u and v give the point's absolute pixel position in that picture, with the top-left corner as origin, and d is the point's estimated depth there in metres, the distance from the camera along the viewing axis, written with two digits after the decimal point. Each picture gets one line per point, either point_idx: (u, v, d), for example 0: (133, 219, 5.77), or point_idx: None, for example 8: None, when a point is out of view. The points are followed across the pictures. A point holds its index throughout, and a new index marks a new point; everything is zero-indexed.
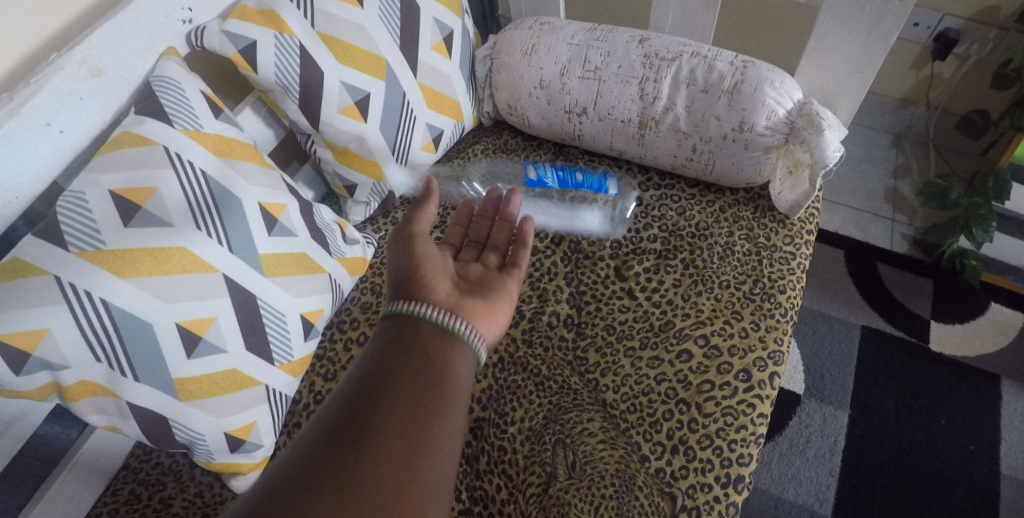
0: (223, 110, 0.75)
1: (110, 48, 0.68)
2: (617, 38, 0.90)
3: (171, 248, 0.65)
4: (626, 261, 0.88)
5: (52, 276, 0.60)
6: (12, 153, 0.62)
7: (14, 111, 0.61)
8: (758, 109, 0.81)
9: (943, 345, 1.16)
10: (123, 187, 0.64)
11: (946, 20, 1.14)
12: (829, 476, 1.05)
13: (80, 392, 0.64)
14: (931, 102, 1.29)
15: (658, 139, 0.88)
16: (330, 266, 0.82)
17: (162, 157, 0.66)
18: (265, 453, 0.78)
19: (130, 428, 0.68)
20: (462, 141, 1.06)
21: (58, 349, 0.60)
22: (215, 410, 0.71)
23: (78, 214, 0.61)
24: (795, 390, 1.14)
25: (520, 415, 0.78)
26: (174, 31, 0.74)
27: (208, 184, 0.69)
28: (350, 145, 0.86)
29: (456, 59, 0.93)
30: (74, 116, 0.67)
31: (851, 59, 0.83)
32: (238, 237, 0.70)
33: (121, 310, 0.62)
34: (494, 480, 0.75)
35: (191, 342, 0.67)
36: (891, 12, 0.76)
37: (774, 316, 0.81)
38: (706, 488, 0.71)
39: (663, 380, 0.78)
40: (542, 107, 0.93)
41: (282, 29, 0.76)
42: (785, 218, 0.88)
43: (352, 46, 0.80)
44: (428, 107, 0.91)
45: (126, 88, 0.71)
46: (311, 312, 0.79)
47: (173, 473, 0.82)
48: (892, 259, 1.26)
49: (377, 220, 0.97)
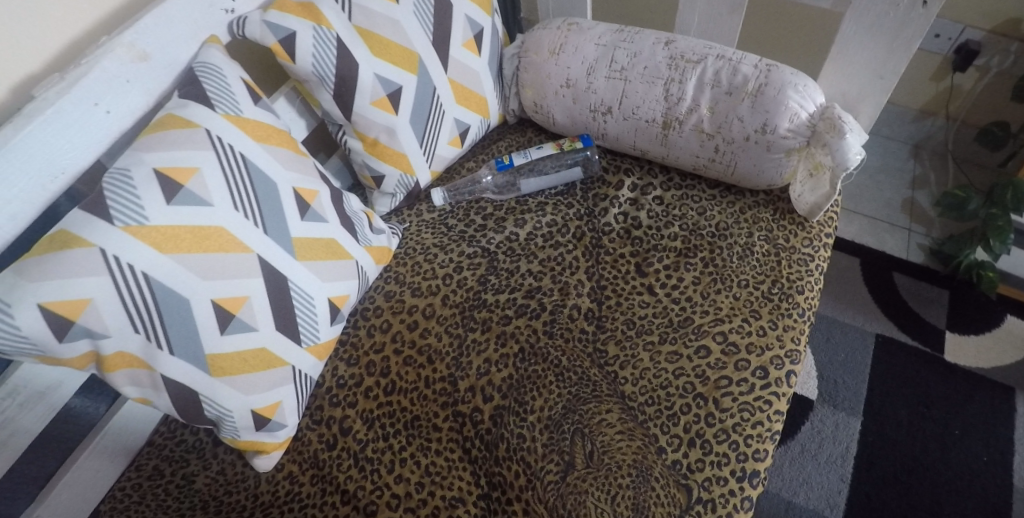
0: (261, 97, 0.77)
1: (157, 33, 0.70)
2: (643, 40, 0.92)
3: (210, 227, 0.67)
4: (646, 258, 0.90)
5: (97, 248, 0.62)
6: (62, 129, 0.65)
7: (65, 90, 0.64)
8: (781, 112, 0.82)
9: (958, 355, 1.16)
10: (166, 165, 0.66)
11: (968, 32, 1.15)
12: (841, 481, 1.05)
13: (117, 363, 0.66)
14: (951, 114, 1.30)
15: (681, 139, 0.90)
16: (358, 253, 0.84)
17: (203, 139, 0.68)
18: (288, 434, 0.80)
19: (162, 401, 0.70)
20: (487, 138, 1.08)
21: (100, 319, 0.62)
22: (243, 388, 0.73)
23: (123, 190, 0.63)
24: (807, 395, 1.14)
25: (540, 404, 0.79)
26: (217, 20, 0.77)
27: (246, 167, 0.71)
28: (380, 137, 0.88)
29: (484, 57, 0.95)
30: (121, 97, 0.69)
31: (874, 66, 0.85)
32: (273, 219, 0.73)
33: (160, 285, 0.65)
34: (513, 466, 0.77)
35: (224, 318, 0.69)
36: (915, 20, 0.78)
37: (791, 316, 0.82)
38: (722, 481, 0.72)
39: (681, 375, 0.79)
40: (568, 105, 0.96)
41: (321, 21, 0.78)
42: (804, 221, 0.89)
43: (387, 40, 0.82)
44: (456, 102, 0.93)
45: (170, 72, 0.73)
46: (338, 296, 0.81)
47: (197, 450, 0.84)
48: (909, 268, 1.27)
49: (402, 212, 0.99)
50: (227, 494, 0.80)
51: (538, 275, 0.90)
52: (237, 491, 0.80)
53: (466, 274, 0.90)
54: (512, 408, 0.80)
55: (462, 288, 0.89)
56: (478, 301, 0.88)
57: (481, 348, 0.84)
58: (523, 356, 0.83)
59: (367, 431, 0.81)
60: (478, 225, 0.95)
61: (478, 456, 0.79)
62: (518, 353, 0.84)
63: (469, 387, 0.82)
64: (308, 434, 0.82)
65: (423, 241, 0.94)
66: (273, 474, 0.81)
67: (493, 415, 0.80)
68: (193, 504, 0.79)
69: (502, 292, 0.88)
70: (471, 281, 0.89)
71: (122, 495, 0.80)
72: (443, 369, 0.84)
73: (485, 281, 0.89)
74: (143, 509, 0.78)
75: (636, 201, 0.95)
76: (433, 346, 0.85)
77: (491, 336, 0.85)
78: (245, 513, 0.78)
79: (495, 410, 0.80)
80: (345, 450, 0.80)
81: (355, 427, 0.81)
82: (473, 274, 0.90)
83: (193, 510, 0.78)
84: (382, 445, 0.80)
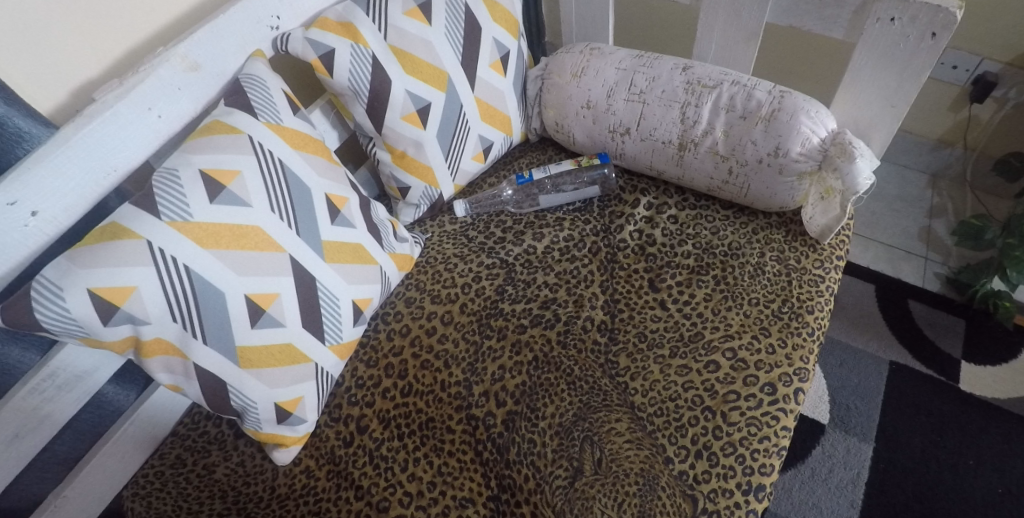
0: (299, 108, 0.83)
1: (208, 46, 0.76)
2: (662, 65, 0.96)
3: (248, 226, 0.72)
4: (660, 274, 0.93)
5: (144, 240, 0.67)
6: (118, 130, 0.70)
7: (123, 94, 0.70)
8: (793, 136, 0.85)
9: (974, 385, 1.15)
10: (211, 167, 0.71)
11: (985, 64, 1.16)
12: (851, 508, 1.04)
13: (154, 350, 0.70)
14: (969, 144, 1.31)
15: (696, 160, 0.93)
16: (382, 259, 0.88)
17: (246, 144, 0.74)
18: (307, 429, 0.83)
19: (192, 389, 0.74)
20: (509, 155, 1.12)
21: (142, 306, 0.67)
22: (268, 381, 0.76)
23: (171, 188, 0.69)
24: (819, 419, 1.15)
25: (551, 411, 0.81)
26: (262, 36, 0.82)
27: (284, 171, 0.76)
28: (407, 150, 0.93)
29: (510, 77, 1.00)
30: (172, 103, 0.75)
31: (885, 94, 0.88)
32: (305, 222, 0.77)
33: (199, 277, 0.69)
34: (522, 470, 0.79)
35: (256, 312, 0.73)
36: (924, 50, 0.80)
37: (800, 334, 0.84)
38: (727, 493, 0.73)
39: (690, 388, 0.81)
40: (588, 126, 1.00)
41: (358, 39, 0.84)
42: (816, 243, 0.91)
43: (418, 59, 0.87)
44: (481, 119, 0.98)
45: (218, 82, 0.79)
46: (362, 299, 0.85)
47: (219, 442, 0.87)
48: (925, 297, 1.27)
49: (424, 223, 1.04)
50: (245, 485, 0.83)
51: (553, 287, 0.93)
52: (255, 483, 0.83)
53: (484, 284, 0.93)
54: (524, 413, 0.82)
55: (481, 297, 0.92)
56: (495, 309, 0.91)
57: (496, 355, 0.87)
58: (537, 364, 0.86)
59: (383, 431, 0.83)
60: (498, 237, 0.99)
61: (489, 459, 0.81)
62: (531, 360, 0.86)
63: (483, 391, 0.85)
64: (326, 430, 0.85)
65: (444, 251, 0.98)
66: (291, 468, 0.84)
67: (506, 419, 0.82)
68: (212, 493, 0.82)
69: (519, 302, 0.92)
70: (489, 291, 0.93)
71: (145, 481, 0.84)
72: (458, 373, 0.86)
73: (503, 291, 0.93)
74: (164, 496, 0.82)
75: (651, 220, 0.98)
76: (450, 352, 0.88)
77: (507, 344, 0.88)
78: (262, 503, 0.81)
79: (508, 415, 0.83)
80: (360, 448, 0.83)
81: (372, 426, 0.84)
82: (491, 283, 0.93)
83: (212, 499, 0.81)
84: (397, 444, 0.82)
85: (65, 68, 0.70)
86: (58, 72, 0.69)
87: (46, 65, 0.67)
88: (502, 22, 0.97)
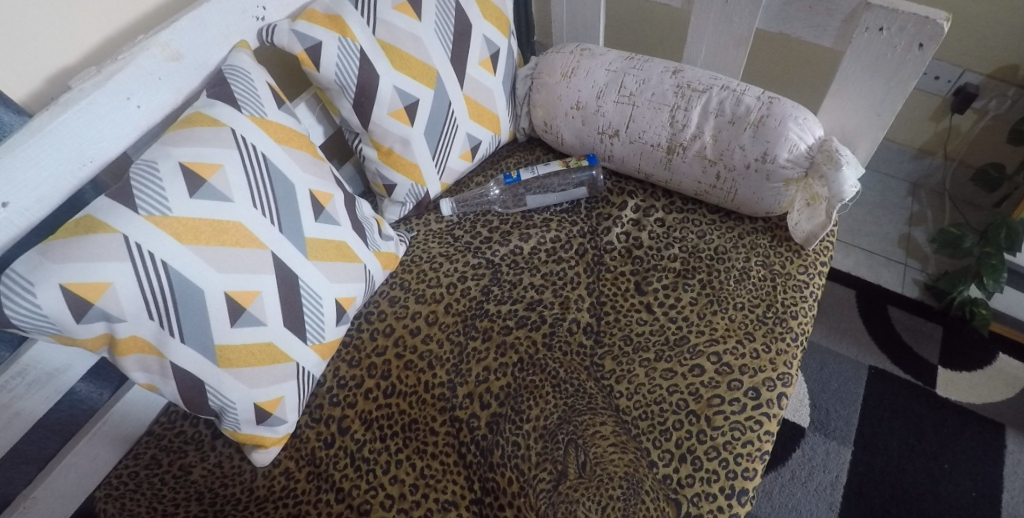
0: (285, 102, 0.81)
1: (190, 35, 0.74)
2: (652, 68, 0.96)
3: (229, 221, 0.70)
4: (646, 277, 0.93)
5: (121, 235, 0.65)
6: (94, 121, 0.68)
7: (102, 82, 0.67)
8: (781, 142, 0.85)
9: (949, 390, 1.17)
10: (192, 161, 0.69)
11: (966, 75, 1.18)
12: (830, 510, 1.05)
13: (129, 348, 0.68)
14: (949, 153, 1.33)
15: (684, 164, 0.93)
16: (366, 257, 0.86)
17: (228, 138, 0.72)
18: (287, 430, 0.81)
19: (168, 388, 0.72)
20: (497, 154, 1.11)
21: (118, 302, 0.65)
22: (248, 380, 0.75)
23: (149, 181, 0.67)
24: (799, 423, 1.16)
25: (536, 413, 0.81)
26: (247, 27, 0.80)
27: (267, 166, 0.74)
28: (395, 146, 0.92)
29: (499, 75, 0.99)
30: (152, 93, 0.72)
31: (872, 103, 0.89)
32: (289, 219, 0.75)
33: (178, 273, 0.67)
34: (506, 473, 0.78)
35: (235, 311, 0.72)
36: (912, 61, 0.81)
37: (785, 339, 0.84)
38: (710, 497, 0.74)
39: (675, 392, 0.81)
40: (577, 127, 1.00)
41: (346, 33, 0.82)
42: (801, 249, 0.92)
43: (407, 55, 0.86)
44: (470, 118, 0.97)
45: (200, 73, 0.77)
46: (345, 298, 0.83)
47: (196, 442, 0.84)
48: (903, 303, 1.29)
49: (410, 220, 1.02)
50: (222, 486, 0.81)
51: (539, 288, 0.92)
52: (233, 484, 0.81)
53: (470, 284, 0.92)
54: (509, 416, 0.81)
55: (466, 297, 0.91)
56: (480, 311, 0.90)
57: (480, 356, 0.86)
58: (522, 365, 0.85)
59: (365, 432, 0.82)
60: (484, 237, 0.98)
61: (473, 461, 0.80)
62: (517, 362, 0.85)
63: (467, 393, 0.84)
64: (307, 431, 0.83)
65: (429, 250, 0.97)
66: (270, 469, 0.82)
67: (490, 421, 0.81)
68: (188, 494, 0.80)
69: (504, 303, 0.91)
70: (475, 292, 0.92)
71: (118, 482, 0.81)
72: (442, 374, 0.85)
73: (488, 291, 0.92)
74: (138, 497, 0.79)
75: (638, 222, 0.98)
76: (434, 352, 0.87)
77: (492, 345, 0.87)
78: (240, 505, 0.79)
79: (492, 417, 0.82)
80: (342, 449, 0.81)
81: (354, 427, 0.82)
82: (477, 284, 0.92)
83: (188, 501, 0.79)
84: (379, 446, 0.81)
85: (41, 54, 0.67)
86: (33, 59, 0.66)
87: (22, 51, 0.65)
88: (493, 19, 0.96)
